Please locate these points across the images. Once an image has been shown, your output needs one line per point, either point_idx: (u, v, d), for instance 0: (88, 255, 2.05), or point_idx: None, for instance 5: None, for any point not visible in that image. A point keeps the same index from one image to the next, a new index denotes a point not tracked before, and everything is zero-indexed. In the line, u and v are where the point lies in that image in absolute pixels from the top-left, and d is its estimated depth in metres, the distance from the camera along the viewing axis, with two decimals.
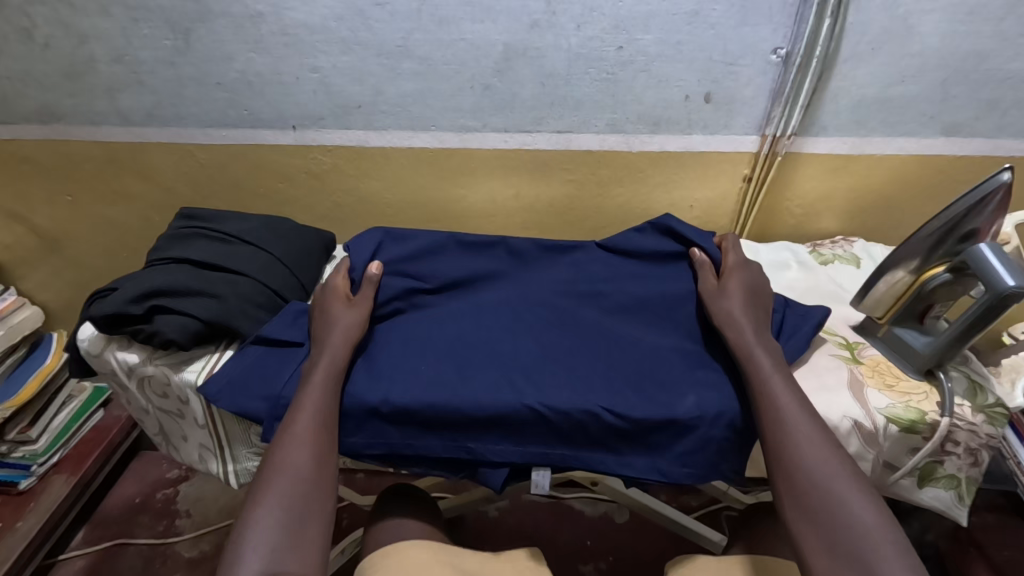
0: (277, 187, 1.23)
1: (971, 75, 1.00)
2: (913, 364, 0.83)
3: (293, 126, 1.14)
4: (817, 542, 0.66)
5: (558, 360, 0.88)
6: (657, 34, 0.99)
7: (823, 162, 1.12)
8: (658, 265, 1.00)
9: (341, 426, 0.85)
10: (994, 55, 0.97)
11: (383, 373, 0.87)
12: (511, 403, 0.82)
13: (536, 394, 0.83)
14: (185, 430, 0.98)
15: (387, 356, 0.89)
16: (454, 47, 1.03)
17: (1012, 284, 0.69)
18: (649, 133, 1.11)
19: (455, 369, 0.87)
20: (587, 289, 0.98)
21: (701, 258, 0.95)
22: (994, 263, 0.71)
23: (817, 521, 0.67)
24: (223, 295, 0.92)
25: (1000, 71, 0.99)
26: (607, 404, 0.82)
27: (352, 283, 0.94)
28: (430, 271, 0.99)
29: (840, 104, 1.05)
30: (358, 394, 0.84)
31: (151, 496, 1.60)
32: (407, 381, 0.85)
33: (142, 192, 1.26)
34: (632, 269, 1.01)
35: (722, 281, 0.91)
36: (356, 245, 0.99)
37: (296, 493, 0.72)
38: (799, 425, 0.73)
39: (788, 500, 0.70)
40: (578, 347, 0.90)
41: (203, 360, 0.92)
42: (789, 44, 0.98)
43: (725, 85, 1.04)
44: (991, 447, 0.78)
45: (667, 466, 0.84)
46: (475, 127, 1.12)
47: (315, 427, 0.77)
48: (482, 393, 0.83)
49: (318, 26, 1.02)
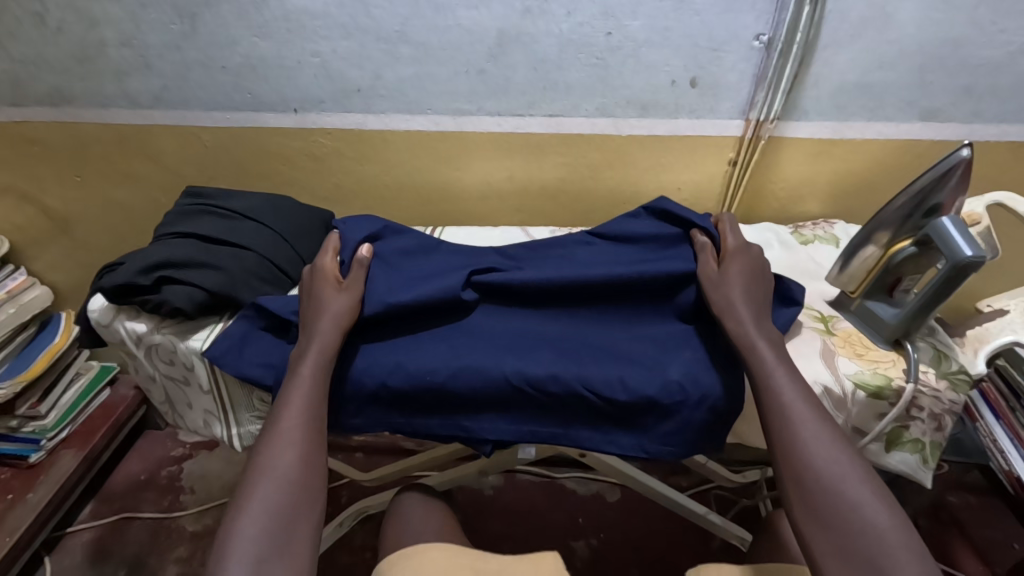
0: (280, 169, 1.27)
1: (946, 62, 1.03)
2: (881, 334, 0.87)
3: (295, 109, 1.18)
4: (827, 544, 0.67)
5: (548, 344, 0.91)
6: (645, 20, 1.03)
7: (805, 147, 1.16)
8: (655, 247, 0.97)
9: (342, 409, 0.91)
10: (969, 42, 1.01)
11: (379, 351, 0.91)
12: (495, 379, 0.86)
13: (522, 374, 0.86)
14: (191, 396, 1.02)
15: (382, 339, 0.92)
16: (450, 33, 1.07)
17: (969, 253, 0.74)
18: (638, 118, 1.15)
19: (451, 346, 0.90)
20: (591, 280, 0.91)
21: (702, 241, 0.92)
22: (953, 234, 0.76)
23: (830, 524, 0.67)
24: (227, 268, 0.96)
25: (975, 58, 1.03)
26: (589, 385, 0.86)
27: (341, 267, 0.95)
28: (424, 265, 0.98)
29: (821, 90, 1.09)
30: (358, 376, 0.89)
31: (155, 473, 1.66)
32: (404, 360, 0.88)
33: (149, 173, 1.30)
34: (626, 254, 0.98)
35: (723, 267, 0.89)
36: (349, 227, 1.01)
37: (284, 493, 0.73)
38: (808, 426, 0.73)
39: (800, 503, 0.70)
40: (569, 332, 0.93)
41: (208, 329, 0.96)
42: (771, 31, 1.02)
43: (711, 70, 1.08)
44: (955, 413, 0.83)
45: (651, 444, 0.88)
46: (470, 111, 1.16)
47: (305, 427, 0.78)
48: (472, 375, 0.86)
49: (319, 11, 1.06)
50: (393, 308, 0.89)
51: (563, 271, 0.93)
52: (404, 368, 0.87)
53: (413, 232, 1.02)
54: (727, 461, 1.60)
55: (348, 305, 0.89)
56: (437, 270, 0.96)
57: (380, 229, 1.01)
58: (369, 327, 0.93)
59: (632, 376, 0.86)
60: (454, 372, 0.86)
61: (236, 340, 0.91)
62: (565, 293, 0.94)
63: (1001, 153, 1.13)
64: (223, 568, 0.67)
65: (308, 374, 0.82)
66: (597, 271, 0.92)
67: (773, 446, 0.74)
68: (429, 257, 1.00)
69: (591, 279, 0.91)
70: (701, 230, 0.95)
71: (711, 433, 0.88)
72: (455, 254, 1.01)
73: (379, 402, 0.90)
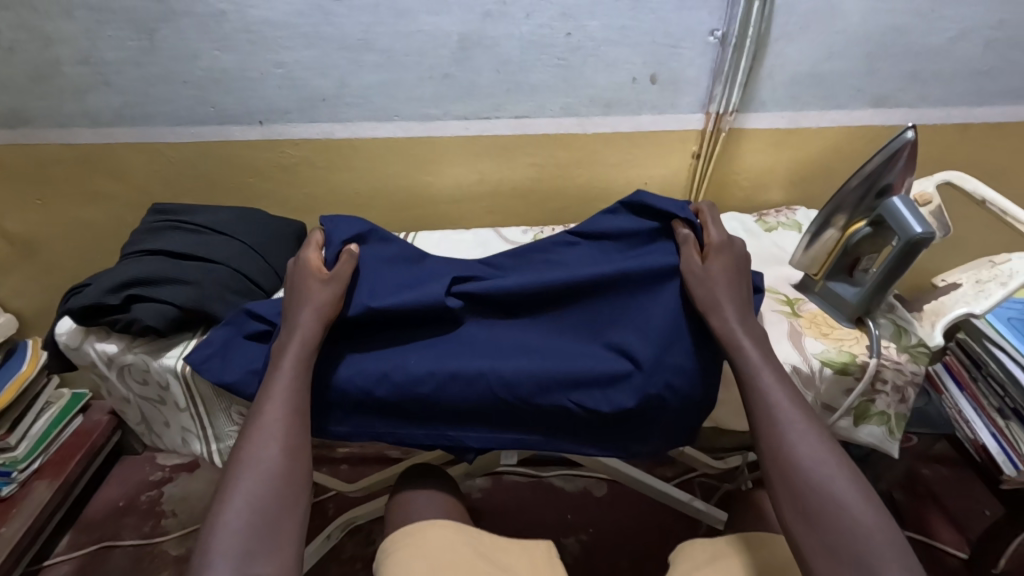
0: (249, 182, 1.26)
1: (892, 50, 1.08)
2: (844, 313, 0.91)
3: (261, 121, 1.18)
4: (815, 543, 0.67)
5: (534, 351, 0.90)
6: (603, 20, 1.06)
7: (765, 137, 1.20)
8: (635, 245, 0.98)
9: (328, 416, 0.91)
10: (911, 30, 1.06)
11: (360, 363, 0.90)
12: (481, 391, 0.86)
13: (506, 385, 0.86)
14: (167, 415, 1.01)
15: (363, 350, 0.92)
16: (413, 39, 1.08)
17: (920, 230, 0.78)
18: (602, 115, 1.17)
19: (438, 353, 0.90)
20: (576, 281, 0.92)
21: (685, 235, 0.92)
22: (904, 213, 0.80)
23: (817, 523, 0.67)
24: (199, 283, 0.96)
25: (918, 45, 1.08)
26: (575, 398, 0.86)
27: (325, 260, 0.94)
28: (406, 272, 0.97)
29: (777, 81, 1.13)
30: (341, 387, 0.89)
31: (135, 498, 1.62)
32: (392, 371, 0.88)
33: (114, 192, 1.28)
34: (608, 254, 0.98)
35: (706, 262, 0.88)
36: (334, 227, 1.00)
37: (267, 491, 0.72)
38: (795, 426, 0.74)
39: (790, 504, 0.70)
40: (552, 337, 0.93)
41: (181, 346, 0.95)
42: (725, 26, 1.06)
43: (670, 66, 1.11)
44: (916, 384, 0.87)
45: (630, 446, 0.91)
46: (437, 115, 1.17)
47: (283, 418, 0.78)
48: (457, 387, 0.86)
49: (280, 22, 1.06)
50: (377, 311, 0.89)
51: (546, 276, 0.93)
52: (390, 379, 0.87)
53: (400, 241, 1.01)
54: (709, 448, 1.62)
55: (331, 302, 0.88)
56: (423, 277, 0.95)
57: (365, 229, 1.00)
58: (349, 332, 0.93)
59: (608, 396, 0.85)
60: (445, 380, 0.86)
61: (216, 349, 0.90)
62: (546, 299, 0.94)
63: (950, 135, 1.19)
64: (205, 565, 0.66)
65: (291, 372, 0.81)
66: (580, 275, 0.92)
67: (765, 443, 0.74)
68: (415, 262, 0.99)
69: (578, 280, 0.92)
70: (682, 221, 0.94)
71: (686, 432, 0.90)
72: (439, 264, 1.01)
73: (369, 406, 0.89)
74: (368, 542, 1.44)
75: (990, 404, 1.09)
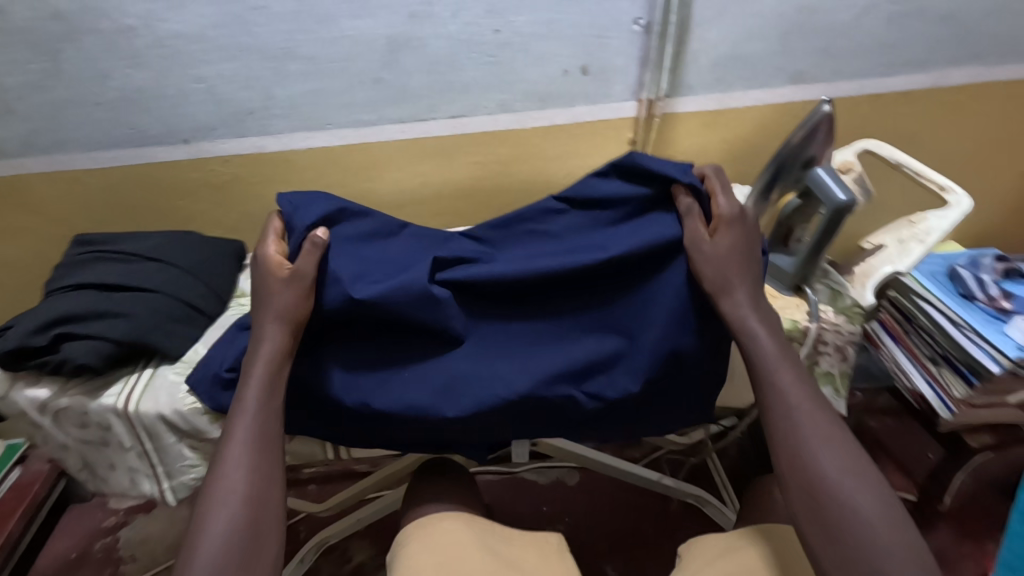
0: (179, 204, 1.20)
1: (803, 28, 1.14)
2: (784, 283, 0.95)
3: (186, 139, 1.13)
4: (829, 552, 0.66)
5: (535, 348, 0.88)
6: (529, 15, 1.07)
7: (696, 120, 1.23)
8: (630, 212, 0.91)
9: (336, 421, 0.90)
10: (819, 9, 1.12)
11: (346, 375, 0.87)
12: (488, 400, 0.84)
13: (512, 390, 0.84)
14: (112, 457, 0.96)
15: (340, 359, 0.87)
16: (339, 45, 1.06)
17: (843, 197, 0.82)
18: (538, 109, 1.18)
19: (429, 363, 0.87)
20: (574, 268, 0.86)
21: (688, 204, 0.86)
22: (828, 182, 0.84)
23: (831, 531, 0.66)
24: (135, 314, 0.91)
25: (826, 22, 1.14)
26: (584, 389, 0.87)
27: (289, 254, 0.86)
28: (384, 254, 0.89)
29: (701, 64, 1.16)
30: (338, 396, 0.86)
31: (88, 549, 1.53)
32: (386, 387, 0.86)
33: (30, 227, 1.20)
34: (601, 223, 0.92)
35: (713, 235, 0.84)
36: (298, 208, 0.90)
37: (244, 517, 0.69)
38: (814, 429, 0.72)
39: (806, 514, 0.68)
40: (552, 329, 0.90)
41: (121, 383, 0.91)
42: (647, 15, 1.09)
43: (598, 56, 1.13)
44: (854, 343, 0.93)
45: (645, 418, 0.94)
46: (371, 120, 1.15)
47: (246, 450, 0.73)
48: (462, 399, 0.84)
49: (195, 35, 1.02)
50: (358, 302, 0.81)
51: (541, 263, 0.87)
52: (392, 389, 0.85)
53: (377, 214, 0.92)
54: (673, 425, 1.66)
55: (298, 304, 0.81)
56: (405, 260, 0.88)
57: (336, 208, 0.90)
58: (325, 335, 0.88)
59: (611, 379, 0.87)
60: (442, 391, 0.85)
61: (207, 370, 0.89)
62: (544, 287, 0.89)
63: (864, 105, 1.26)
64: None
65: (258, 388, 0.77)
66: (577, 259, 0.87)
67: (769, 422, 0.75)
68: (394, 242, 0.92)
69: (575, 267, 0.86)
70: (685, 185, 0.88)
71: (699, 395, 0.92)
72: (417, 238, 0.93)
73: (364, 417, 0.87)
74: (344, 561, 1.40)
75: (921, 353, 1.15)
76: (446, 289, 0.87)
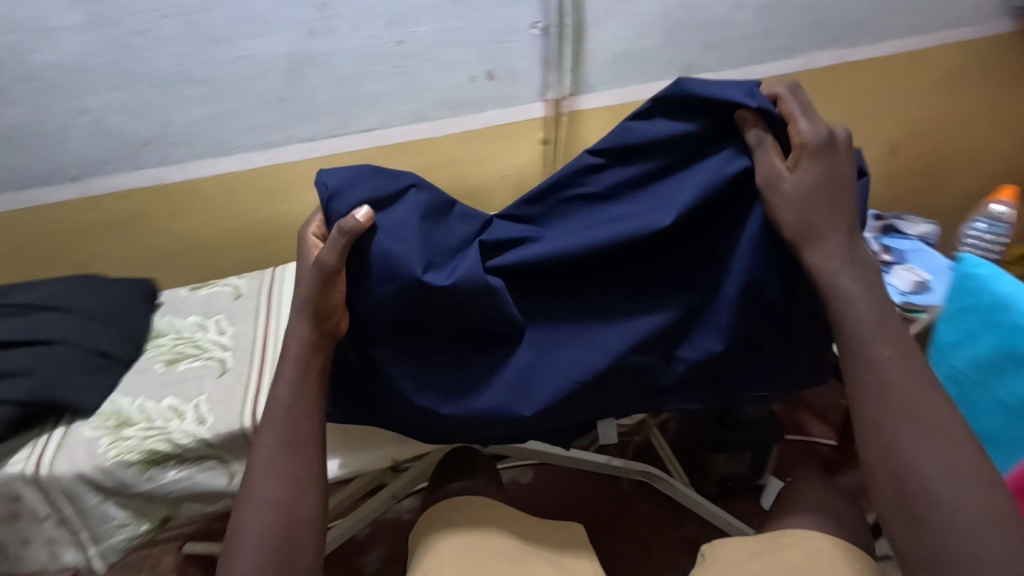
0: (75, 248, 1.20)
1: (688, 22, 1.23)
2: None
3: (74, 177, 1.12)
4: (909, 539, 0.62)
5: (598, 330, 0.84)
6: (430, 24, 1.09)
7: (602, 116, 1.28)
8: (677, 159, 0.84)
9: (408, 423, 0.89)
10: (701, 4, 1.21)
11: (403, 385, 0.84)
12: (558, 387, 0.82)
13: (584, 373, 0.81)
14: (24, 531, 0.90)
15: (393, 365, 0.84)
16: (236, 66, 1.07)
17: None
18: (451, 116, 1.21)
19: (489, 366, 0.85)
20: (628, 235, 0.80)
21: (756, 135, 0.77)
22: None
23: (915, 522, 0.61)
24: (36, 372, 0.88)
25: (709, 16, 1.23)
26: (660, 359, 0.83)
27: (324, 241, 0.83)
28: (428, 229, 0.82)
29: (600, 62, 1.22)
30: (410, 394, 0.84)
31: None
32: (451, 396, 0.84)
33: None
34: (650, 178, 0.86)
35: (794, 167, 0.74)
36: (338, 182, 0.83)
37: (269, 554, 0.67)
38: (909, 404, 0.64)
39: (884, 501, 0.64)
40: (618, 306, 0.85)
41: (29, 448, 0.88)
42: (545, 19, 1.14)
43: (504, 60, 1.17)
44: None
45: (751, 385, 0.87)
46: (278, 140, 1.16)
47: (285, 448, 0.73)
48: (534, 392, 0.83)
49: (73, 64, 1.01)
50: (398, 293, 0.79)
51: (596, 234, 0.82)
52: (466, 378, 0.85)
53: (416, 186, 0.85)
54: None
55: (330, 294, 0.79)
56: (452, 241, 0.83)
57: (373, 183, 0.82)
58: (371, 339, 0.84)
59: (693, 343, 0.83)
60: (514, 389, 0.83)
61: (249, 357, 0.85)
62: (605, 255, 0.82)
63: None
64: None
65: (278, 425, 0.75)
66: (637, 224, 0.80)
67: (845, 387, 0.69)
68: (441, 212, 0.85)
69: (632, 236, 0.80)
70: (750, 112, 0.78)
71: (808, 351, 0.85)
72: (468, 220, 0.88)
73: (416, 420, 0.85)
74: None
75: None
76: (498, 277, 0.85)
